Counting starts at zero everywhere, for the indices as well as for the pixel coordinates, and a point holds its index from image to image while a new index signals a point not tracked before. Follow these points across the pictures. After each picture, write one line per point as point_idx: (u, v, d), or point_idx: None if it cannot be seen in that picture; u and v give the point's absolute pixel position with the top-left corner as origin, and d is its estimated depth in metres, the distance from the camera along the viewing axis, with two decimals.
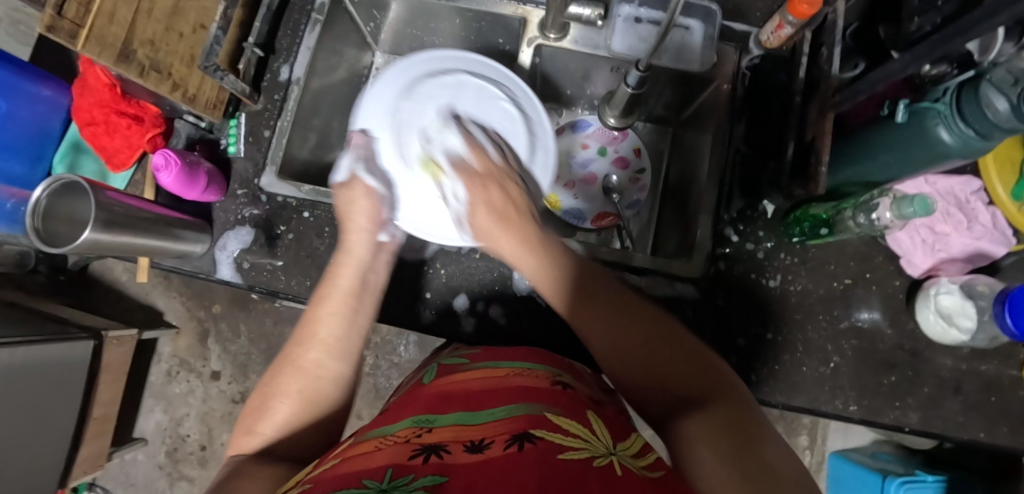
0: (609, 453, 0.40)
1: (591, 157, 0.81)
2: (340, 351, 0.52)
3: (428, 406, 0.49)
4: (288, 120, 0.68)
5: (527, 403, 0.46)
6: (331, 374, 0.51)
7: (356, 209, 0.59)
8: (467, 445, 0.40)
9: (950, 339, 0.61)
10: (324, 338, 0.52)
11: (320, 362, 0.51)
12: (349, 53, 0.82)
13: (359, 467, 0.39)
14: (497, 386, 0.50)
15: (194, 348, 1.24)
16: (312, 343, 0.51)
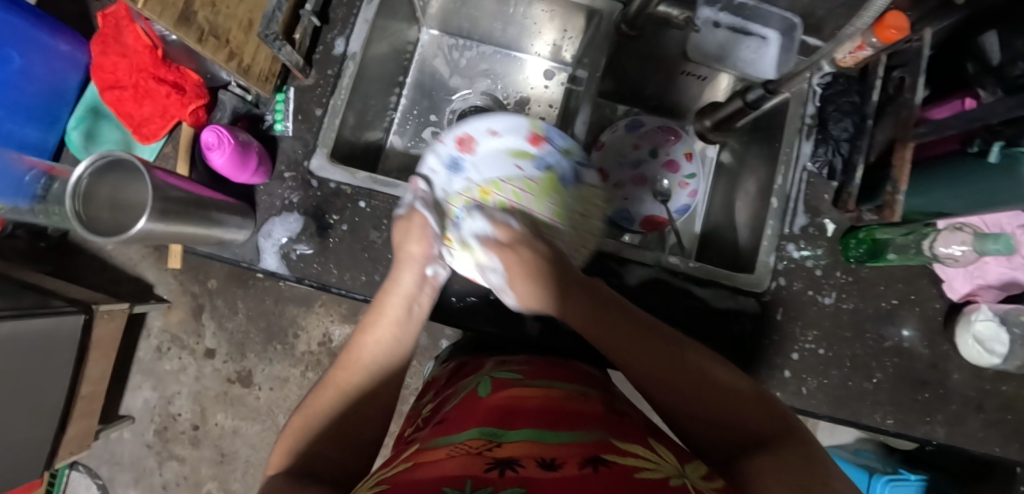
0: (681, 475, 0.38)
1: (643, 157, 0.80)
2: (382, 373, 0.54)
3: (490, 420, 0.47)
4: (343, 99, 0.63)
5: (590, 430, 0.45)
6: (368, 417, 0.51)
7: (411, 238, 0.57)
8: (540, 462, 0.39)
9: (985, 361, 0.65)
10: (371, 379, 0.53)
11: (357, 396, 0.52)
12: (398, 27, 0.76)
13: (437, 476, 0.38)
14: (561, 407, 0.49)
15: (187, 324, 1.16)
16: (355, 367, 0.54)
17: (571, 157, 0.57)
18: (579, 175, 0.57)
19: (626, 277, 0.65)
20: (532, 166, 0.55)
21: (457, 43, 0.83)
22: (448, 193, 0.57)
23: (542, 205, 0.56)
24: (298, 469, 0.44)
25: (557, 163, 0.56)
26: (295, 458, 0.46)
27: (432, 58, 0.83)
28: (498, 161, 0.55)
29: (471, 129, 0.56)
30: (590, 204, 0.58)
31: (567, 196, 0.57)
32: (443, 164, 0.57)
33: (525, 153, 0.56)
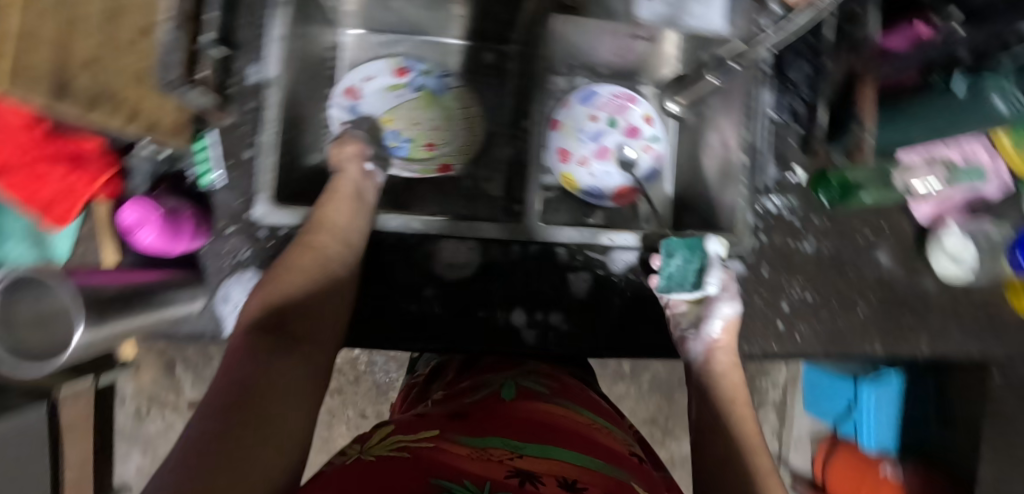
0: None
1: (602, 129, 0.77)
2: (350, 239, 0.54)
3: (512, 429, 0.45)
4: (273, 135, 0.57)
5: (611, 465, 0.44)
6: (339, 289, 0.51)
7: (346, 157, 0.61)
8: (562, 483, 0.37)
9: (956, 276, 0.68)
10: (340, 254, 0.53)
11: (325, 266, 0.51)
12: (314, 34, 0.69)
13: (456, 468, 0.37)
14: (585, 433, 0.48)
15: (162, 381, 1.10)
16: (321, 232, 0.53)
17: (433, 75, 0.75)
18: (445, 83, 0.75)
19: (613, 264, 0.62)
20: (410, 90, 0.74)
21: (384, 39, 0.76)
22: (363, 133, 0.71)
23: (432, 112, 0.74)
24: (270, 322, 0.43)
25: (424, 82, 0.75)
26: (270, 313, 0.45)
27: (360, 60, 0.75)
28: (385, 97, 0.73)
29: (351, 81, 0.73)
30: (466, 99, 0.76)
31: (445, 100, 0.75)
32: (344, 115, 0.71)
33: (399, 85, 0.74)
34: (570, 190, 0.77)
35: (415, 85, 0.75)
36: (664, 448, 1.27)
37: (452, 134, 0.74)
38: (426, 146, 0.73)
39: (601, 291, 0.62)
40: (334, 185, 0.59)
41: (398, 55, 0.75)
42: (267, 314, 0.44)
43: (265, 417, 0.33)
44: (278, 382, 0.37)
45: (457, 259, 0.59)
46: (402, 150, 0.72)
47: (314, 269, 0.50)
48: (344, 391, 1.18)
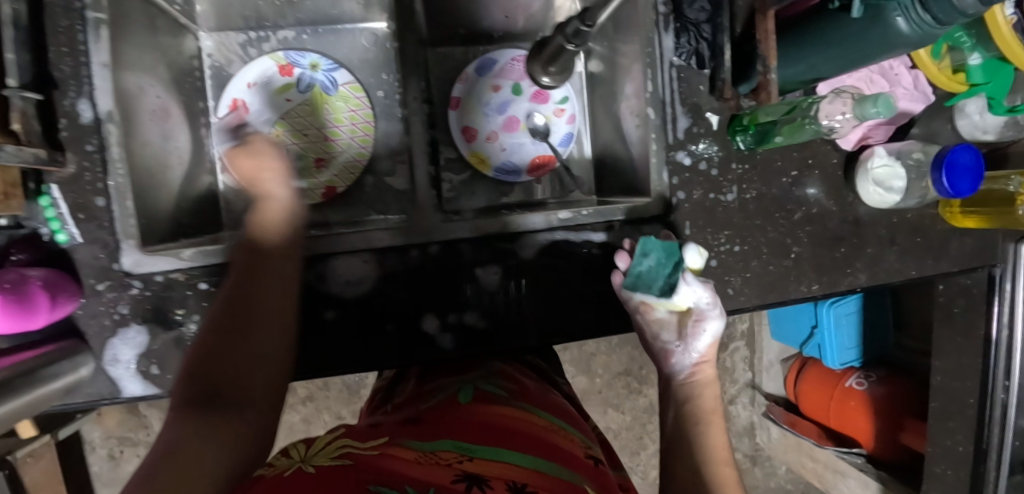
0: None
1: (508, 99, 0.72)
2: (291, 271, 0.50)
3: (462, 435, 0.44)
4: (124, 176, 0.51)
5: (556, 464, 0.42)
6: (277, 332, 0.45)
7: (264, 168, 0.52)
8: (510, 486, 0.35)
9: (886, 202, 0.65)
10: (269, 288, 0.47)
11: (267, 308, 0.46)
12: (165, 46, 0.61)
13: (402, 473, 0.34)
14: (539, 435, 0.48)
15: (127, 422, 1.05)
16: (258, 264, 0.49)
17: (321, 70, 0.68)
18: (335, 80, 0.68)
19: (523, 250, 0.59)
20: (296, 92, 0.67)
21: (250, 37, 0.68)
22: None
23: (322, 119, 0.68)
24: (202, 394, 0.39)
25: (314, 78, 0.68)
26: (198, 382, 0.40)
27: (227, 66, 0.67)
28: (270, 102, 0.67)
29: (236, 93, 0.66)
30: (358, 96, 0.68)
31: (336, 102, 0.68)
32: (232, 133, 0.66)
33: (287, 85, 0.67)
34: (483, 170, 0.72)
35: (303, 82, 0.67)
36: (644, 396, 1.28)
37: (344, 144, 0.68)
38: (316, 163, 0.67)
39: (512, 281, 0.58)
40: (262, 209, 0.51)
41: (279, 50, 0.67)
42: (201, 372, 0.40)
43: None
44: (207, 442, 0.33)
45: (354, 275, 0.55)
46: (292, 168, 0.67)
47: (247, 315, 0.45)
48: (315, 397, 1.16)
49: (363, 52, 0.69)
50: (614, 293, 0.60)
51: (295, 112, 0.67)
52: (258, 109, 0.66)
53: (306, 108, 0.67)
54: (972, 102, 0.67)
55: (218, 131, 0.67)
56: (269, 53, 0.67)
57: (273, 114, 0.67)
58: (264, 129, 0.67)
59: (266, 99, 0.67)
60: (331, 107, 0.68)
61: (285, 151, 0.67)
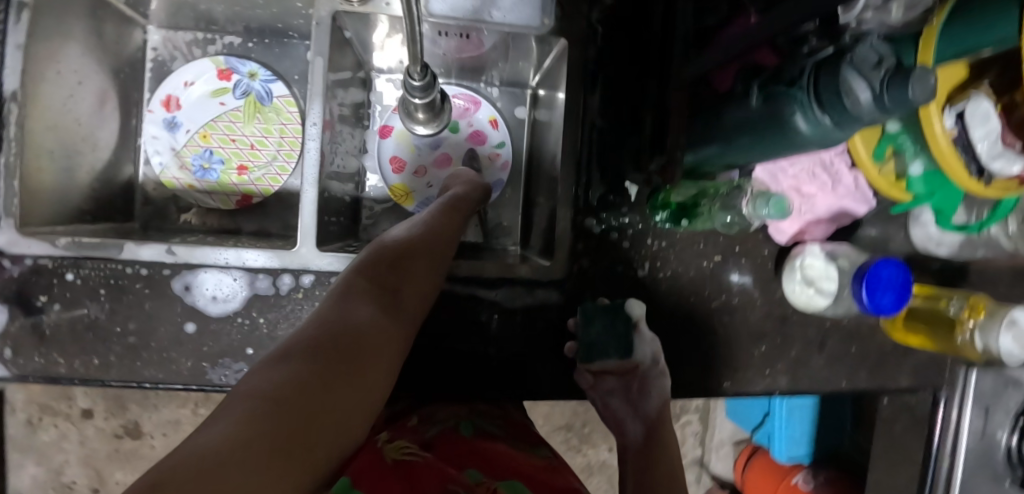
0: None
1: (442, 135, 0.70)
2: (446, 246, 0.47)
3: (482, 463, 0.43)
4: (12, 154, 0.51)
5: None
6: (417, 307, 0.42)
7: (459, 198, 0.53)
8: None
9: (814, 305, 0.60)
10: (423, 267, 0.44)
11: (408, 269, 0.43)
12: (108, 36, 0.62)
13: None
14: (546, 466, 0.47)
15: (53, 390, 1.08)
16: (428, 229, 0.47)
17: (258, 79, 0.68)
18: (271, 91, 0.68)
19: None
20: (230, 97, 0.67)
21: (198, 36, 0.69)
22: (176, 148, 0.67)
23: (252, 127, 0.67)
24: (372, 299, 0.38)
25: (251, 87, 0.68)
26: (370, 286, 0.39)
27: (170, 61, 0.69)
28: (203, 104, 0.67)
29: (170, 89, 0.67)
30: (291, 110, 0.68)
31: (269, 113, 0.68)
32: (161, 129, 0.67)
33: (223, 89, 0.67)
34: (405, 203, 0.69)
35: (239, 89, 0.68)
36: (581, 456, 1.22)
37: (269, 155, 0.67)
38: (238, 170, 0.67)
39: None
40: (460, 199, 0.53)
41: (221, 55, 0.68)
42: (364, 286, 0.39)
43: (316, 448, 0.24)
44: (353, 357, 0.31)
45: (219, 292, 0.53)
46: (212, 172, 0.67)
47: (396, 276, 0.41)
48: None
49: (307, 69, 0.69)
50: (494, 357, 0.56)
51: (226, 117, 0.67)
52: (191, 110, 0.67)
53: (236, 114, 0.67)
54: (924, 211, 0.61)
55: (149, 123, 0.67)
56: (212, 57, 0.68)
57: (203, 117, 0.67)
58: (192, 129, 0.67)
59: (199, 100, 0.67)
60: (262, 117, 0.68)
61: (208, 153, 0.67)
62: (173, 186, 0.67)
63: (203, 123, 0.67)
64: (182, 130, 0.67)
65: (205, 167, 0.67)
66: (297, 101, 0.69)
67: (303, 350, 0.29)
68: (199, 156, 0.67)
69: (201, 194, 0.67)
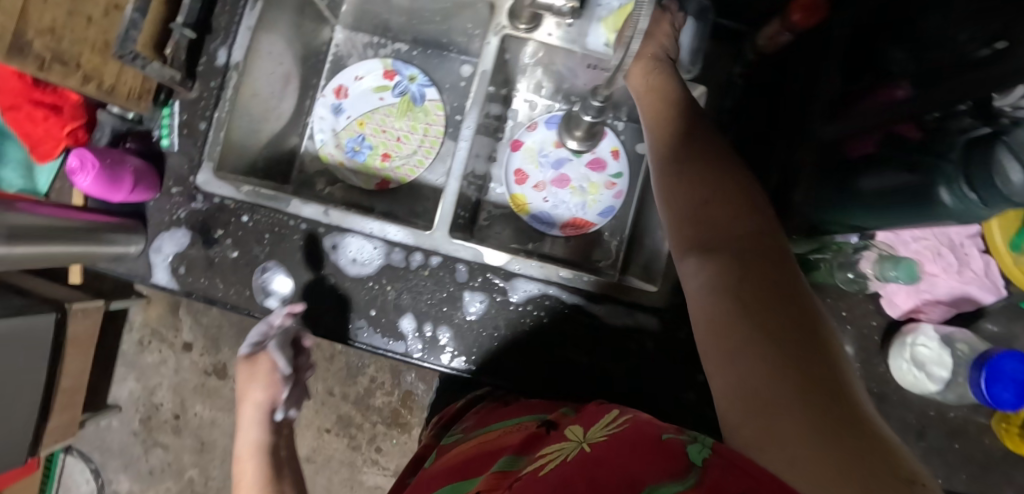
0: (577, 444, 0.41)
1: (565, 157, 0.75)
2: None
3: (446, 481, 0.48)
4: (225, 111, 0.62)
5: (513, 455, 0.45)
6: None
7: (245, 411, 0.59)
8: None
9: (921, 387, 0.58)
10: None
11: None
12: (307, 29, 0.74)
13: None
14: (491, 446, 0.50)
15: (166, 319, 1.22)
16: None
17: (415, 82, 0.77)
18: (424, 94, 0.77)
19: (512, 291, 0.60)
20: (390, 94, 0.77)
21: (373, 40, 0.79)
22: (336, 130, 0.77)
23: (401, 122, 0.77)
24: None
25: (408, 88, 0.77)
26: None
27: (347, 57, 0.79)
28: (367, 97, 0.77)
29: (343, 80, 0.77)
30: (438, 113, 0.77)
31: (418, 112, 0.77)
32: (327, 112, 0.77)
33: (385, 87, 0.77)
34: (520, 212, 0.75)
35: (398, 89, 0.78)
36: None
37: (411, 149, 0.76)
38: (382, 156, 0.76)
39: (494, 315, 0.59)
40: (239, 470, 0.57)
41: (390, 58, 0.78)
42: None
43: None
44: None
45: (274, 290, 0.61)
46: (360, 155, 0.76)
47: None
48: (318, 364, 1.24)
49: (457, 81, 0.78)
50: (584, 365, 0.59)
51: (383, 111, 0.77)
52: (357, 99, 0.77)
53: (392, 109, 0.77)
54: None
55: (318, 105, 0.77)
56: (382, 59, 0.78)
57: (364, 108, 0.77)
58: (353, 116, 0.77)
59: (365, 92, 0.77)
60: (412, 116, 0.77)
61: (360, 138, 0.76)
62: (327, 160, 0.76)
63: (362, 113, 0.77)
64: (345, 116, 0.77)
65: (354, 150, 0.76)
66: (444, 106, 0.77)
67: None
68: (353, 140, 0.76)
69: (347, 171, 0.76)
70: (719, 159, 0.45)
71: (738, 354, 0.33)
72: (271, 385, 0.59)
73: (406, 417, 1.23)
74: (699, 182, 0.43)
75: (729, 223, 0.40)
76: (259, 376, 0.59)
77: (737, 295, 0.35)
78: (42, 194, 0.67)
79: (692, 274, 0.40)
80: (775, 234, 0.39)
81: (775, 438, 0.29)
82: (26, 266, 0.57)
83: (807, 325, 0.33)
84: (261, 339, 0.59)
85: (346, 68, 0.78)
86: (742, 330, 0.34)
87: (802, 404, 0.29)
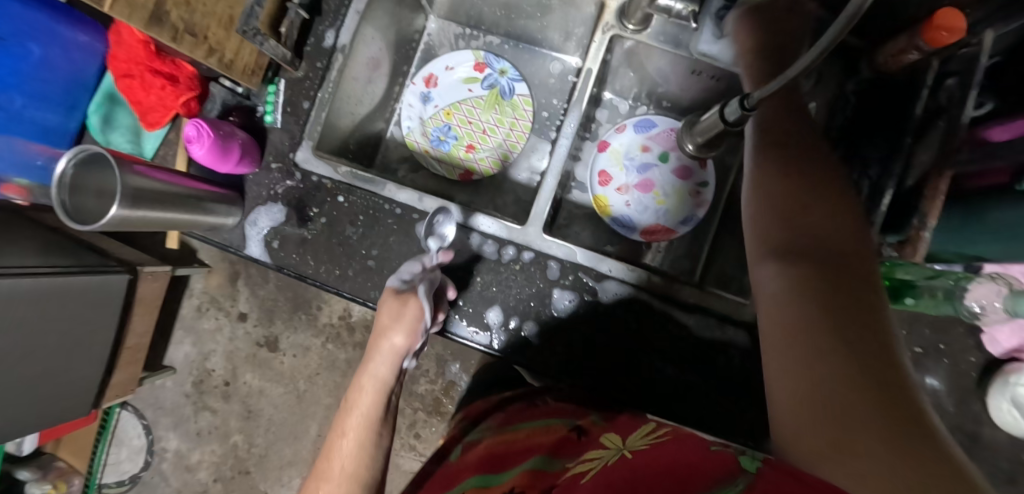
0: (618, 451, 0.42)
1: (651, 162, 0.74)
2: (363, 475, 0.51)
3: (477, 469, 0.49)
4: (329, 92, 0.63)
5: (549, 458, 0.47)
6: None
7: (385, 335, 0.55)
8: None
9: (1021, 430, 0.55)
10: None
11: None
12: (404, 16, 0.75)
13: None
14: (519, 447, 0.51)
15: (225, 288, 1.26)
16: (327, 478, 0.51)
17: (506, 76, 0.77)
18: (514, 88, 0.77)
19: (602, 293, 0.59)
20: (479, 86, 0.77)
21: (465, 31, 0.79)
22: (424, 118, 0.77)
23: (489, 115, 0.77)
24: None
25: (497, 81, 0.77)
26: None
27: (438, 47, 0.80)
28: (456, 87, 0.77)
29: (433, 69, 0.77)
30: (525, 109, 0.77)
31: (506, 106, 0.77)
32: (416, 100, 0.77)
33: (474, 79, 0.77)
34: (602, 214, 0.74)
35: (487, 81, 0.78)
36: None
37: (495, 142, 0.76)
38: (467, 148, 0.76)
39: (584, 317, 0.59)
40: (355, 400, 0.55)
41: (482, 50, 0.78)
42: None
43: None
44: None
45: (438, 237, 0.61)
46: (445, 144, 0.76)
47: None
48: None
49: (547, 77, 0.78)
50: (670, 377, 0.58)
51: (471, 102, 0.77)
52: (448, 90, 0.77)
53: (480, 101, 0.77)
54: None
55: (407, 93, 0.78)
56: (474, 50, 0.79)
57: (453, 98, 0.77)
58: (441, 105, 0.77)
59: (455, 82, 0.77)
60: (500, 110, 0.77)
61: (447, 129, 0.77)
62: (413, 148, 0.77)
63: (450, 103, 0.77)
64: (433, 105, 0.77)
65: (440, 139, 0.76)
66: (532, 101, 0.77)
67: None
68: (438, 129, 0.77)
69: (430, 159, 0.76)
70: (816, 161, 0.43)
71: (819, 383, 0.32)
72: (413, 333, 0.55)
73: (447, 406, 1.24)
74: (791, 191, 0.41)
75: (818, 241, 0.38)
76: (405, 317, 0.55)
77: (822, 309, 0.34)
78: (148, 157, 0.69)
79: (768, 281, 0.38)
80: (864, 253, 0.38)
81: (852, 465, 0.28)
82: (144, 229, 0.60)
83: (889, 355, 0.32)
84: (413, 281, 0.56)
85: (438, 57, 0.79)
86: (823, 347, 0.32)
87: (887, 435, 0.28)
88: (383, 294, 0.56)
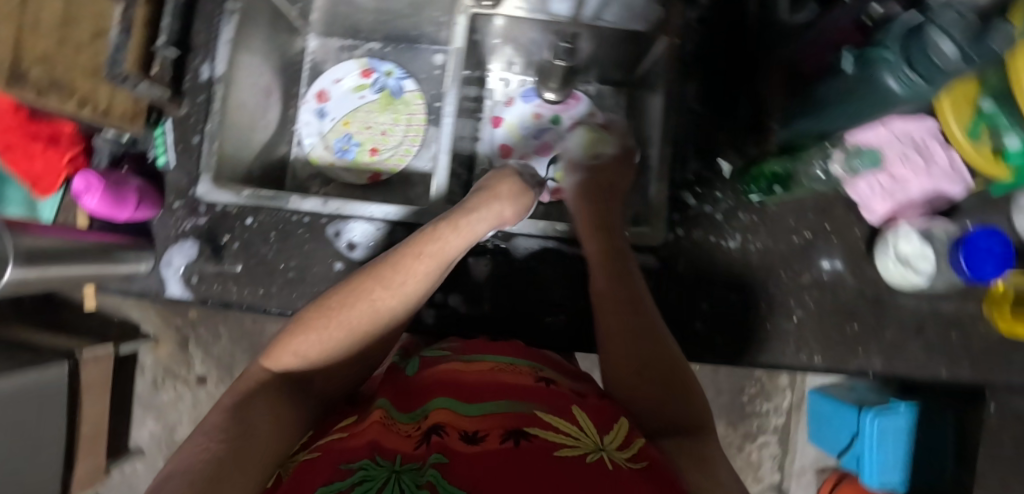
0: (600, 450, 0.36)
1: (545, 126, 0.79)
2: (409, 296, 0.49)
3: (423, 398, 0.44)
4: (215, 122, 0.65)
5: (518, 400, 0.41)
6: (337, 378, 0.47)
7: (497, 196, 0.56)
8: (462, 434, 0.37)
9: (910, 282, 0.61)
10: (396, 303, 0.48)
11: (361, 322, 0.47)
12: (282, 40, 0.77)
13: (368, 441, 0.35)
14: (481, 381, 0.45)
15: (176, 356, 1.22)
16: (389, 283, 0.48)
17: (392, 76, 0.81)
18: (402, 86, 0.80)
19: (514, 250, 0.62)
20: (370, 91, 0.80)
21: (345, 43, 0.82)
22: (323, 133, 0.79)
23: (384, 116, 0.80)
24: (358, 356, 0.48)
25: (386, 83, 0.81)
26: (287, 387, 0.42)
27: (323, 63, 0.82)
28: (348, 97, 0.80)
29: (323, 85, 0.81)
30: (418, 102, 0.80)
31: (399, 104, 0.80)
32: (312, 117, 0.80)
33: (363, 86, 0.80)
34: None
35: (376, 85, 0.81)
36: None
37: (397, 140, 0.79)
38: (370, 152, 0.79)
39: (504, 276, 0.62)
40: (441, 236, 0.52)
41: (366, 57, 0.82)
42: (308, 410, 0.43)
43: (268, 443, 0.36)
44: (257, 428, 0.37)
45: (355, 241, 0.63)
46: (349, 153, 0.78)
47: (330, 316, 0.46)
48: None
49: (432, 69, 0.81)
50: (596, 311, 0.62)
51: (365, 107, 0.80)
52: (340, 101, 0.80)
53: (373, 105, 0.80)
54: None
55: (303, 112, 0.80)
56: (358, 60, 0.82)
57: (347, 107, 0.80)
58: (337, 116, 0.79)
59: (346, 93, 0.80)
60: (393, 109, 0.80)
61: (348, 137, 0.79)
62: (318, 163, 0.79)
63: (346, 113, 0.80)
64: (330, 118, 0.80)
65: (343, 148, 0.79)
66: (423, 95, 0.81)
67: (224, 427, 0.36)
68: (340, 140, 0.79)
69: (339, 169, 0.78)
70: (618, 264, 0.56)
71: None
72: (519, 213, 0.57)
73: None
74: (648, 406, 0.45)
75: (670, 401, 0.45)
76: (517, 198, 0.57)
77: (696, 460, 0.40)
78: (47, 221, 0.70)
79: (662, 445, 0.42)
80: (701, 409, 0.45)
81: None
82: (45, 291, 0.60)
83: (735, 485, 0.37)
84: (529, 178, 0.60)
85: (324, 73, 0.81)
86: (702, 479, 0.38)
87: None
88: (497, 171, 0.60)
